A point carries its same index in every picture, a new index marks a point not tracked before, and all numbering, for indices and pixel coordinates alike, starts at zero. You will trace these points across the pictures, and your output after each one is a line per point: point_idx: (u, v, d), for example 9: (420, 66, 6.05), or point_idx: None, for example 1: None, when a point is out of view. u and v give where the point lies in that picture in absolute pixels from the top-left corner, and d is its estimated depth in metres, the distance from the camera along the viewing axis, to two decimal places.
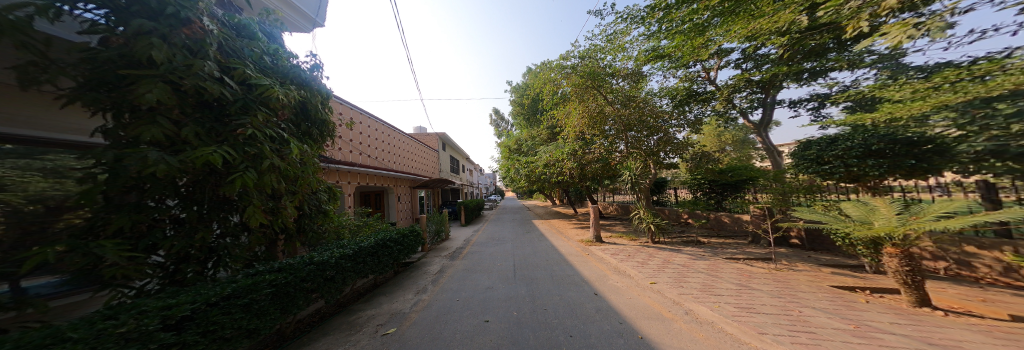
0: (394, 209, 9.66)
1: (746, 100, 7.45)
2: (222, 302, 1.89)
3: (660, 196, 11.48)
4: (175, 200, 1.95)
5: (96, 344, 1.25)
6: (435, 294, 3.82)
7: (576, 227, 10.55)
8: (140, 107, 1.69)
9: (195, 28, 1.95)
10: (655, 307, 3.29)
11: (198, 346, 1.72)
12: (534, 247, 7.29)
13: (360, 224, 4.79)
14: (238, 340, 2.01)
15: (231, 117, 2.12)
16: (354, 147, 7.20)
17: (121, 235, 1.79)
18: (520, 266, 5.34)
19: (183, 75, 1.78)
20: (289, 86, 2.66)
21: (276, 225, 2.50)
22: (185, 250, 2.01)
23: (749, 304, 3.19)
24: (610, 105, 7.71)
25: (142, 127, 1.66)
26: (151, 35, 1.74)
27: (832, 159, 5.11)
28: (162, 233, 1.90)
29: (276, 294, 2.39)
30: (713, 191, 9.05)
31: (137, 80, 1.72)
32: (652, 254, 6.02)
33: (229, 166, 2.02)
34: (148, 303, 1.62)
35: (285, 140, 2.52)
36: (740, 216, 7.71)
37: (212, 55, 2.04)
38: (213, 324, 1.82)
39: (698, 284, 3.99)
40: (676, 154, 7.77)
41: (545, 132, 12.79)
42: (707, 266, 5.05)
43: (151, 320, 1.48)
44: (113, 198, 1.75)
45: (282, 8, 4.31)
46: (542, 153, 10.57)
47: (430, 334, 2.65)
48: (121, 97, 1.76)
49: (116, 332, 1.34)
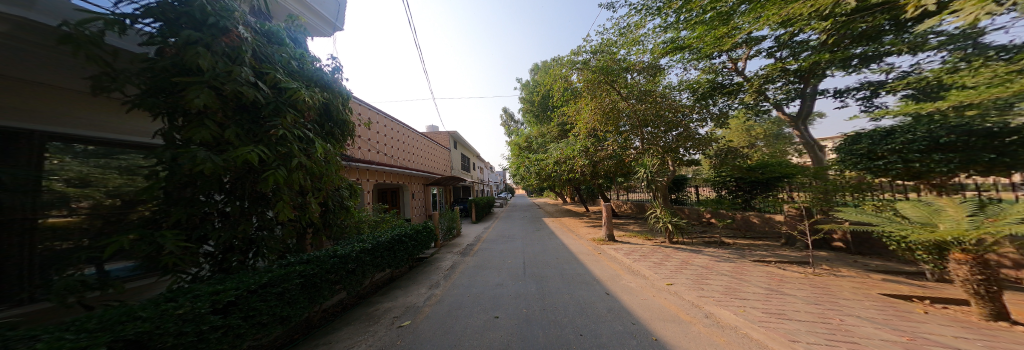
0: (410, 206, 9.91)
1: (781, 90, 7.02)
2: (260, 290, 2.05)
3: (680, 195, 11.11)
4: (222, 195, 2.14)
5: (160, 323, 1.42)
6: (447, 290, 3.93)
7: (588, 226, 10.47)
8: (190, 112, 1.86)
9: (233, 36, 2.11)
10: (671, 309, 3.22)
11: (241, 329, 1.89)
12: (544, 244, 7.30)
13: (378, 220, 4.99)
14: (272, 326, 2.18)
15: (265, 119, 2.27)
16: (371, 145, 7.49)
17: (179, 226, 2.00)
18: (530, 263, 5.36)
19: (224, 81, 1.94)
20: (314, 88, 2.81)
21: (304, 220, 2.67)
22: (230, 240, 2.20)
23: (779, 310, 3.06)
24: (624, 100, 7.61)
25: (192, 129, 1.83)
26: (197, 45, 1.91)
27: (887, 153, 4.71)
28: (211, 225, 2.10)
29: (305, 284, 2.56)
30: (740, 189, 8.61)
31: (187, 87, 1.89)
32: (670, 254, 5.87)
33: (264, 165, 2.17)
34: (200, 288, 1.81)
35: (311, 140, 2.67)
36: (773, 216, 7.30)
37: (248, 62, 2.20)
38: (253, 309, 1.99)
39: (721, 287, 3.85)
40: (698, 150, 7.51)
41: (555, 129, 12.66)
42: (733, 268, 4.85)
43: (203, 304, 1.64)
44: (172, 193, 1.95)
45: (305, 13, 4.51)
46: (553, 150, 10.53)
47: (441, 328, 2.74)
48: (175, 102, 1.94)
49: (176, 313, 1.51)
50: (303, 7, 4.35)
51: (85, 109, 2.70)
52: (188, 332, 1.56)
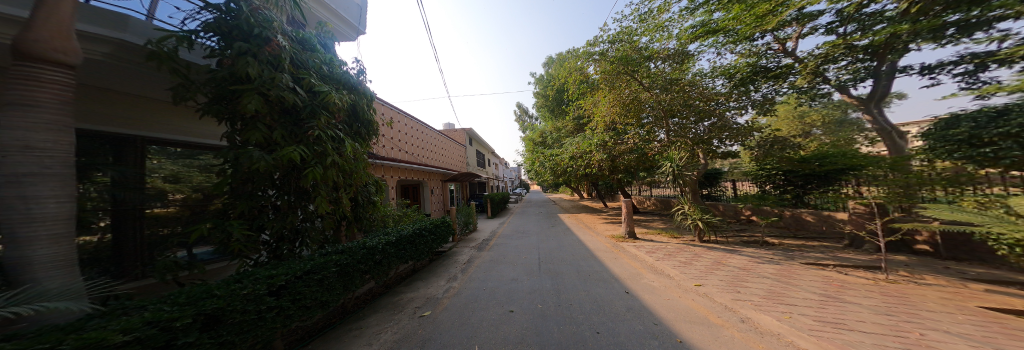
0: (430, 201, 10.26)
1: (845, 70, 5.51)
2: (304, 276, 2.29)
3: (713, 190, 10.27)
4: (274, 190, 2.42)
5: (230, 301, 1.66)
6: (464, 283, 4.05)
7: (607, 222, 10.20)
8: (245, 116, 2.10)
9: (274, 45, 2.31)
10: (700, 311, 3.08)
11: (290, 310, 2.14)
12: (560, 241, 7.25)
13: (401, 214, 5.23)
14: (314, 309, 2.42)
15: (304, 121, 2.48)
16: (393, 144, 7.85)
17: (241, 217, 2.30)
18: (545, 259, 5.35)
19: (268, 88, 2.15)
20: (342, 91, 3.00)
21: (339, 213, 2.88)
22: (281, 230, 2.47)
23: (834, 318, 2.77)
24: (647, 91, 7.29)
25: (248, 132, 2.09)
26: (247, 55, 2.14)
27: (994, 139, 3.76)
28: (267, 217, 2.39)
29: (340, 273, 2.78)
30: (792, 184, 7.81)
31: (241, 94, 2.13)
32: (700, 254, 5.55)
33: (304, 163, 2.39)
34: (259, 272, 2.08)
35: (342, 140, 2.87)
36: (832, 214, 6.47)
37: (287, 68, 2.41)
38: (299, 293, 2.23)
39: (761, 290, 3.57)
40: (736, 141, 7.17)
41: (571, 123, 12.31)
42: (778, 271, 4.46)
43: (261, 286, 1.89)
44: (236, 188, 2.25)
45: (333, 19, 4.79)
46: (568, 144, 10.33)
47: (459, 320, 2.84)
48: (233, 108, 2.20)
49: (241, 293, 1.76)
50: (330, 14, 4.62)
51: (172, 118, 3.36)
52: (250, 310, 1.80)
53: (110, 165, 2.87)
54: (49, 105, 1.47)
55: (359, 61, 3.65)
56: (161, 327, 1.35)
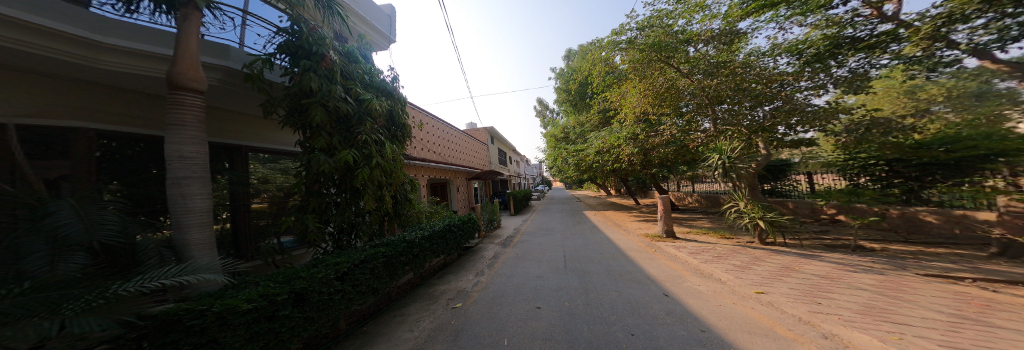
0: (456, 199, 10.66)
1: (984, 30, 4.15)
2: (360, 265, 2.60)
3: (780, 185, 8.65)
4: (336, 188, 2.79)
5: (309, 284, 2.05)
6: (491, 278, 4.18)
7: (638, 220, 9.60)
8: (312, 126, 2.47)
9: (328, 61, 2.65)
10: (763, 321, 2.67)
11: (352, 293, 2.49)
12: (586, 238, 7.04)
13: (431, 211, 5.52)
14: (367, 295, 2.74)
15: (354, 127, 2.77)
16: (423, 144, 8.32)
17: (314, 211, 2.73)
18: (571, 257, 5.24)
19: (328, 99, 2.47)
20: (381, 98, 3.28)
21: (383, 209, 3.15)
22: (340, 224, 2.83)
23: (973, 345, 2.06)
24: (687, 77, 6.72)
25: (315, 138, 2.48)
26: (309, 70, 2.50)
27: None
28: (330, 211, 2.78)
29: (388, 263, 3.08)
30: (901, 175, 5.95)
31: (308, 105, 2.50)
32: (759, 257, 4.89)
33: (355, 165, 2.70)
34: (330, 259, 2.49)
35: (383, 142, 3.13)
36: (969, 214, 4.97)
37: (340, 81, 2.74)
38: (356, 280, 2.55)
39: (853, 304, 2.91)
40: (810, 128, 6.11)
41: (596, 117, 11.71)
42: (877, 281, 3.53)
43: (330, 272, 2.25)
44: (308, 187, 2.66)
45: (370, 33, 5.26)
46: (593, 139, 9.88)
47: (489, 313, 2.95)
48: (301, 119, 2.57)
49: (319, 276, 2.15)
50: (367, 27, 5.07)
51: (263, 130, 3.99)
52: (324, 290, 2.18)
53: (226, 168, 3.52)
54: (192, 125, 2.10)
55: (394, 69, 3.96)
56: (269, 299, 1.78)
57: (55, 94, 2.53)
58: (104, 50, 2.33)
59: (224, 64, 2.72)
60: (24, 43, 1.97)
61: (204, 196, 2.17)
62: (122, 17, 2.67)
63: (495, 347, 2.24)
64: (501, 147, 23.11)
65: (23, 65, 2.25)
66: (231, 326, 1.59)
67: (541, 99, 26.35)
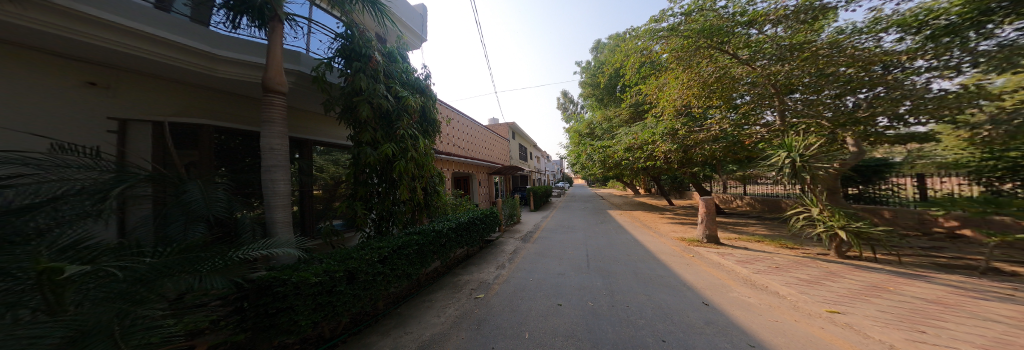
0: (478, 192, 10.83)
1: None
2: (398, 251, 2.88)
3: (873, 190, 7.13)
4: (378, 180, 3.10)
5: (358, 266, 2.34)
6: (512, 272, 4.27)
7: (672, 222, 8.89)
8: (361, 122, 2.76)
9: (373, 62, 2.91)
10: (835, 344, 2.33)
11: (391, 275, 2.77)
12: (610, 238, 6.78)
13: (456, 204, 5.77)
14: (402, 279, 3.00)
15: (394, 122, 3.02)
16: (448, 139, 8.65)
17: (361, 199, 3.06)
18: (594, 257, 5.10)
19: (373, 97, 2.76)
20: (416, 95, 3.52)
21: (417, 200, 3.41)
22: (380, 211, 3.14)
23: None
24: (743, 65, 5.94)
25: (363, 133, 2.77)
26: (360, 71, 2.78)
27: None
28: (373, 201, 3.10)
29: (421, 251, 3.33)
30: None
31: (357, 103, 2.79)
32: (835, 272, 4.19)
33: (394, 158, 2.96)
34: (374, 243, 2.79)
35: (417, 137, 3.36)
36: None
37: (383, 80, 2.99)
38: (395, 264, 2.83)
39: (974, 336, 2.36)
40: (928, 118, 4.87)
41: (627, 111, 10.89)
42: (1011, 312, 2.80)
43: (374, 256, 2.53)
44: (357, 178, 2.99)
45: (406, 32, 5.63)
46: (622, 135, 9.31)
47: (509, 306, 3.03)
48: (351, 116, 2.86)
49: (366, 259, 2.45)
50: (403, 28, 5.43)
51: (322, 125, 4.55)
52: (371, 271, 2.48)
53: (296, 158, 4.11)
54: (277, 121, 2.48)
55: (427, 67, 4.19)
56: (330, 275, 2.11)
57: (186, 96, 3.25)
58: (219, 61, 2.86)
59: (297, 69, 3.13)
60: (161, 54, 2.54)
61: (285, 181, 2.55)
62: (229, 32, 3.18)
63: (518, 339, 2.32)
64: (523, 142, 22.98)
65: (166, 73, 2.91)
66: (302, 295, 1.94)
67: (565, 92, 25.50)
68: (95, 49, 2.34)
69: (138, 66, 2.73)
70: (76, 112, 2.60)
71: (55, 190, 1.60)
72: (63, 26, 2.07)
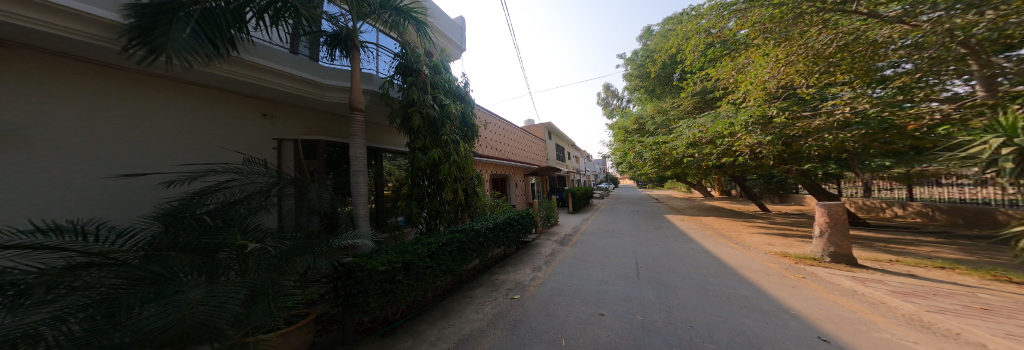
0: (514, 194, 10.73)
1: None
2: (443, 247, 3.17)
3: None
4: (427, 182, 3.49)
5: (411, 258, 2.68)
6: (548, 274, 4.12)
7: (763, 232, 7.05)
8: (415, 130, 3.20)
9: (422, 75, 3.37)
10: None
11: (438, 268, 3.05)
12: (671, 247, 5.81)
13: (494, 205, 5.90)
14: (446, 275, 3.26)
15: (438, 128, 3.40)
16: (486, 142, 8.98)
17: (413, 199, 3.49)
18: (648, 266, 4.47)
19: (422, 107, 3.20)
20: (457, 101, 3.90)
21: (458, 199, 3.70)
22: (425, 209, 3.51)
23: None
24: (878, 29, 4.19)
25: (418, 141, 3.22)
26: (413, 85, 3.25)
27: None
28: (424, 201, 3.50)
29: (464, 247, 3.57)
30: None
31: (410, 113, 3.23)
32: None
33: (438, 160, 3.31)
34: (425, 239, 3.14)
35: (458, 141, 3.67)
36: None
37: (429, 90, 3.42)
38: (440, 260, 3.11)
39: None
40: None
41: (690, 100, 9.18)
42: None
43: (423, 251, 2.85)
44: (413, 181, 3.44)
45: (449, 46, 6.23)
46: (686, 128, 7.88)
47: (545, 309, 2.93)
48: (405, 126, 3.33)
49: (418, 254, 2.78)
50: (446, 42, 6.03)
51: (389, 135, 5.42)
52: (421, 263, 2.80)
53: (372, 164, 4.99)
54: (359, 134, 3.07)
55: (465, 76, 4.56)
56: (390, 264, 2.48)
57: (313, 119, 4.36)
58: (328, 89, 3.75)
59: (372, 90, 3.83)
60: (295, 88, 3.52)
61: (365, 183, 3.14)
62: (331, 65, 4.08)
63: (552, 344, 2.24)
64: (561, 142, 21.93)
65: (300, 102, 3.98)
66: (370, 280, 2.33)
67: (608, 85, 23.20)
68: (263, 90, 3.43)
69: (287, 99, 3.83)
70: (258, 135, 3.82)
71: (235, 197, 2.66)
72: (248, 74, 3.12)
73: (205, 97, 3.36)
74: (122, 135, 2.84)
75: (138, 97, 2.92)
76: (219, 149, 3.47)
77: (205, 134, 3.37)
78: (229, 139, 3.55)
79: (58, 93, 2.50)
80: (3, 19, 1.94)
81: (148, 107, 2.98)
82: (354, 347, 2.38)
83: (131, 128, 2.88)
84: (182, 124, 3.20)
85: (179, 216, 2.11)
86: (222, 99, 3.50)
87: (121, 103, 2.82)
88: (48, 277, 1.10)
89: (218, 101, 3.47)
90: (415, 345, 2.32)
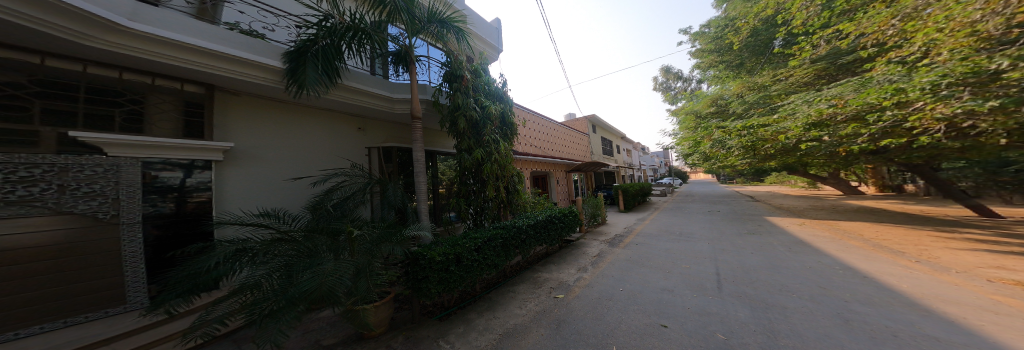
0: (555, 191, 10.28)
1: None
2: (489, 241, 3.26)
3: None
4: (472, 179, 3.66)
5: (460, 250, 2.85)
6: (596, 277, 3.72)
7: (957, 249, 4.58)
8: (461, 132, 3.42)
9: (465, 81, 3.59)
10: None
11: (484, 262, 3.14)
12: (771, 257, 4.43)
13: (535, 202, 5.68)
14: (491, 269, 3.31)
15: (480, 129, 3.56)
16: (526, 139, 8.84)
17: (461, 196, 3.70)
18: (734, 278, 3.52)
19: (466, 110, 3.40)
20: (497, 102, 4.02)
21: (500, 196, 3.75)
22: (467, 205, 3.69)
23: None
24: None
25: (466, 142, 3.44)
26: (460, 92, 3.49)
27: None
28: (470, 198, 3.67)
29: (507, 243, 3.58)
30: None
31: (456, 116, 3.47)
32: None
33: (479, 158, 3.45)
34: (472, 234, 3.31)
35: (497, 140, 3.75)
36: None
37: (471, 94, 3.62)
38: (486, 254, 3.20)
39: None
40: None
41: (803, 69, 6.76)
42: None
43: (470, 244, 2.99)
44: (461, 179, 3.67)
45: (487, 48, 6.42)
46: (798, 108, 5.76)
47: (592, 312, 2.66)
48: (453, 128, 3.57)
49: (466, 247, 2.93)
50: (484, 45, 6.23)
51: (438, 138, 5.99)
52: (468, 255, 2.93)
53: (429, 164, 5.59)
54: (418, 140, 3.46)
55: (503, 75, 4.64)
56: (443, 254, 2.68)
57: (393, 130, 5.16)
58: (401, 102, 4.40)
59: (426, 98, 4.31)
60: (378, 104, 4.26)
61: (423, 181, 3.51)
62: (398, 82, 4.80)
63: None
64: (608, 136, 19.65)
65: (382, 115, 4.79)
66: (424, 266, 2.57)
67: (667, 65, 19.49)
68: (360, 108, 4.27)
69: (375, 114, 4.66)
70: (358, 145, 4.71)
71: (347, 193, 3.43)
72: (348, 96, 3.95)
73: (329, 118, 4.35)
74: (289, 149, 3.90)
75: (295, 121, 3.98)
76: (339, 157, 4.44)
77: (331, 146, 4.35)
78: (344, 148, 4.51)
79: (255, 121, 3.59)
80: (208, 71, 2.85)
81: (301, 127, 4.03)
82: (419, 325, 2.67)
83: (292, 143, 3.92)
84: (317, 139, 4.20)
85: (318, 207, 3.02)
86: (339, 118, 4.45)
87: (287, 126, 3.89)
88: (261, 247, 1.98)
89: (336, 120, 4.42)
90: (466, 332, 2.45)
